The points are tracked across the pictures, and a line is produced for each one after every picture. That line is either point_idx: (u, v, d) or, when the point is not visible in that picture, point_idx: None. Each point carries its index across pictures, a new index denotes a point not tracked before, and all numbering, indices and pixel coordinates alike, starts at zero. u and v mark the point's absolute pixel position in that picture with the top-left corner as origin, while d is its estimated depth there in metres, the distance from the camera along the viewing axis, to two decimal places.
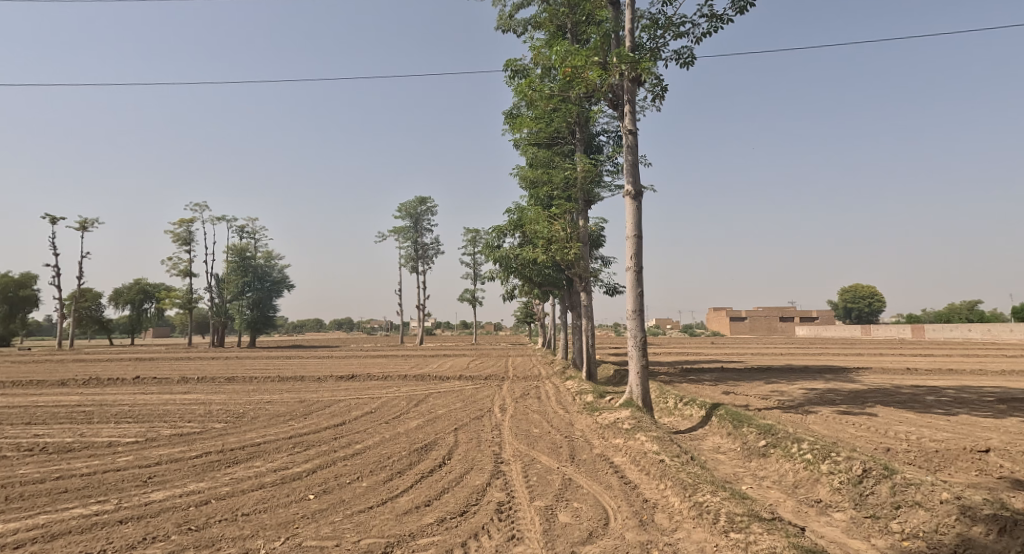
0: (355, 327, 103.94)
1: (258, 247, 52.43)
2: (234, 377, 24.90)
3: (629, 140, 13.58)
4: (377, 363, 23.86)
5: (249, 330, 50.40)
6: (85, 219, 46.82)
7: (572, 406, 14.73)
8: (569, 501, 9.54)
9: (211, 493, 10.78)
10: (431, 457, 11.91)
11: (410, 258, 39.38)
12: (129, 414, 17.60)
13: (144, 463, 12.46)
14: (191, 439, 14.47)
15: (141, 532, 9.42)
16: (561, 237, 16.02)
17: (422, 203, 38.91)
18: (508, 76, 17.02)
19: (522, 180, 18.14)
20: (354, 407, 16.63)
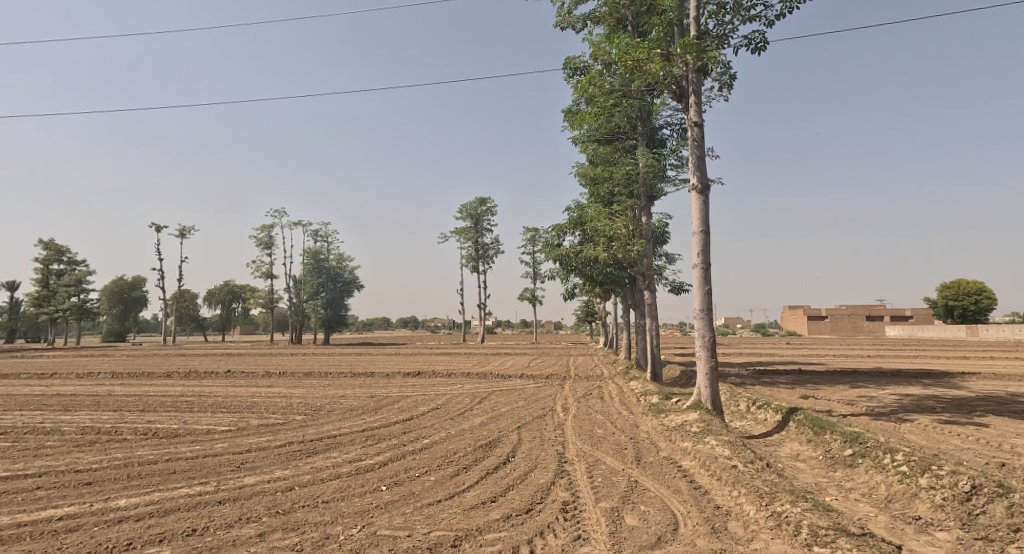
0: (420, 326, 105.64)
1: (330, 249, 53.98)
2: (312, 373, 25.80)
3: (695, 132, 13.22)
4: (446, 359, 24.19)
5: (323, 328, 52.07)
6: (182, 226, 50.55)
7: (636, 408, 14.47)
8: (636, 505, 9.37)
9: (294, 480, 11.20)
10: (495, 454, 11.94)
11: (472, 258, 39.73)
12: (222, 405, 18.55)
13: (237, 450, 13.10)
14: (275, 430, 15.04)
15: (237, 512, 9.87)
16: (623, 235, 15.77)
17: (484, 204, 39.16)
18: (567, 74, 16.89)
19: (581, 178, 17.97)
20: (422, 403, 16.88)
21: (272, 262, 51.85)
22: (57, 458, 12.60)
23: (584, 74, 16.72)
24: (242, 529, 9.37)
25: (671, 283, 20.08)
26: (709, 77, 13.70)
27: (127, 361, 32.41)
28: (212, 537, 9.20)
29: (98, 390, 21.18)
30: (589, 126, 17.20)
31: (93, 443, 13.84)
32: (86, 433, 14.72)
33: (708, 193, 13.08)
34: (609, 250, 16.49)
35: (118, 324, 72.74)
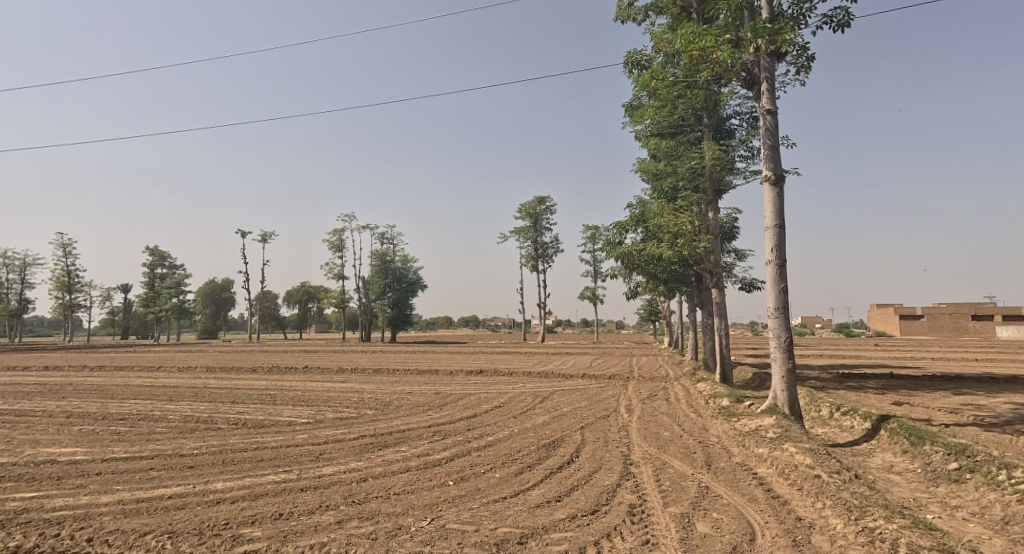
0: (482, 325, 106.50)
1: (395, 250, 55.10)
2: (381, 369, 26.52)
3: (767, 121, 12.77)
4: (508, 357, 24.28)
5: (390, 327, 53.30)
6: (264, 236, 56.30)
7: (705, 411, 14.06)
8: (708, 511, 9.10)
9: (368, 471, 11.67)
10: (558, 453, 11.84)
11: (531, 257, 39.77)
12: (300, 398, 19.29)
13: (316, 442, 13.76)
14: (348, 423, 15.49)
15: (317, 500, 10.41)
16: (688, 231, 15.40)
17: (542, 203, 39.11)
18: (627, 69, 16.62)
19: (643, 173, 17.66)
20: (485, 401, 16.98)
21: (343, 263, 53.69)
22: (163, 444, 13.76)
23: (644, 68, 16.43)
24: (323, 516, 9.83)
25: (740, 281, 19.42)
26: (783, 62, 13.13)
27: (217, 356, 34.41)
28: (295, 522, 9.68)
29: (193, 383, 22.52)
30: (651, 120, 16.89)
31: (190, 432, 14.80)
32: (184, 422, 15.74)
33: (781, 184, 12.60)
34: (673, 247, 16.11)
35: (210, 323, 77.39)
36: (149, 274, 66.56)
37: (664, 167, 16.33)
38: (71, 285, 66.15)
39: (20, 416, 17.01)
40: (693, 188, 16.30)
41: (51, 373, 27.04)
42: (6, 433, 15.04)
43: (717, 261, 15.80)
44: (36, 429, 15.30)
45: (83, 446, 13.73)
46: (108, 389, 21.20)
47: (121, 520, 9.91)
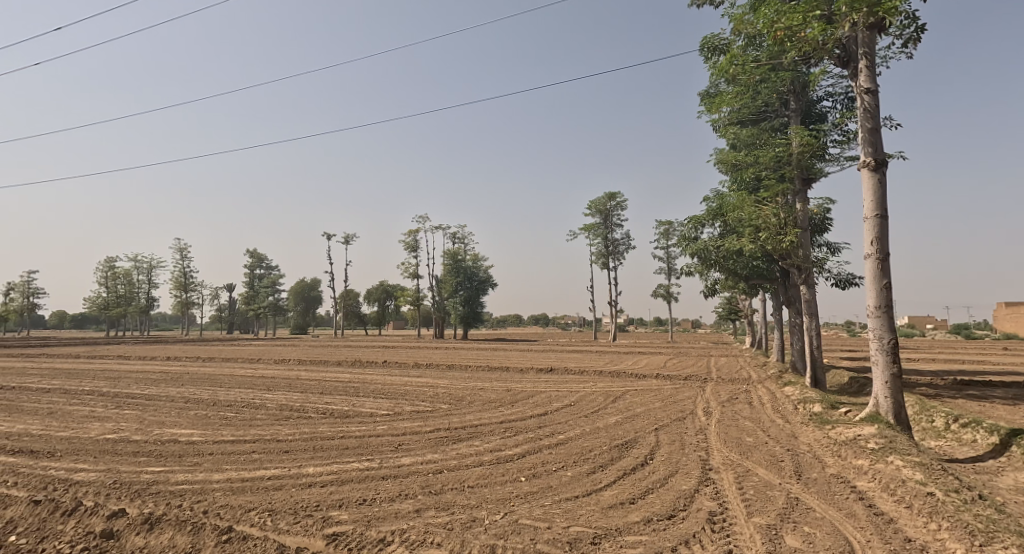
0: (554, 323, 106.13)
1: (466, 250, 55.63)
2: (454, 365, 26.86)
3: (866, 100, 12.02)
4: (578, 356, 24.00)
5: (462, 324, 53.97)
6: (346, 237, 60.00)
7: (794, 416, 13.39)
8: (798, 524, 8.62)
9: (443, 463, 11.81)
10: (632, 455, 11.52)
11: (600, 255, 39.24)
12: (379, 391, 19.79)
13: (396, 432, 14.08)
14: (424, 416, 15.68)
15: (397, 488, 10.66)
16: (772, 224, 14.65)
17: (612, 199, 38.46)
18: (704, 54, 16.06)
19: (722, 165, 17.04)
20: (555, 399, 16.80)
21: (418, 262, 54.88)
22: (264, 429, 14.53)
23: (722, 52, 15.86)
24: (402, 504, 10.05)
25: (832, 277, 18.39)
26: (885, 35, 12.26)
27: (307, 350, 35.99)
28: (377, 509, 9.94)
29: (287, 374, 23.56)
30: (731, 107, 16.29)
31: (284, 419, 15.48)
32: (280, 410, 16.48)
33: (881, 170, 11.82)
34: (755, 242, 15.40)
35: (302, 319, 81.10)
36: (249, 273, 70.56)
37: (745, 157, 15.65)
38: (188, 285, 70.78)
39: (145, 399, 18.42)
40: (778, 178, 15.50)
41: (165, 362, 29.07)
42: (136, 414, 16.29)
43: (805, 256, 14.93)
44: (158, 412, 16.47)
45: (201, 428, 14.73)
46: (215, 378, 22.54)
47: (230, 497, 10.55)
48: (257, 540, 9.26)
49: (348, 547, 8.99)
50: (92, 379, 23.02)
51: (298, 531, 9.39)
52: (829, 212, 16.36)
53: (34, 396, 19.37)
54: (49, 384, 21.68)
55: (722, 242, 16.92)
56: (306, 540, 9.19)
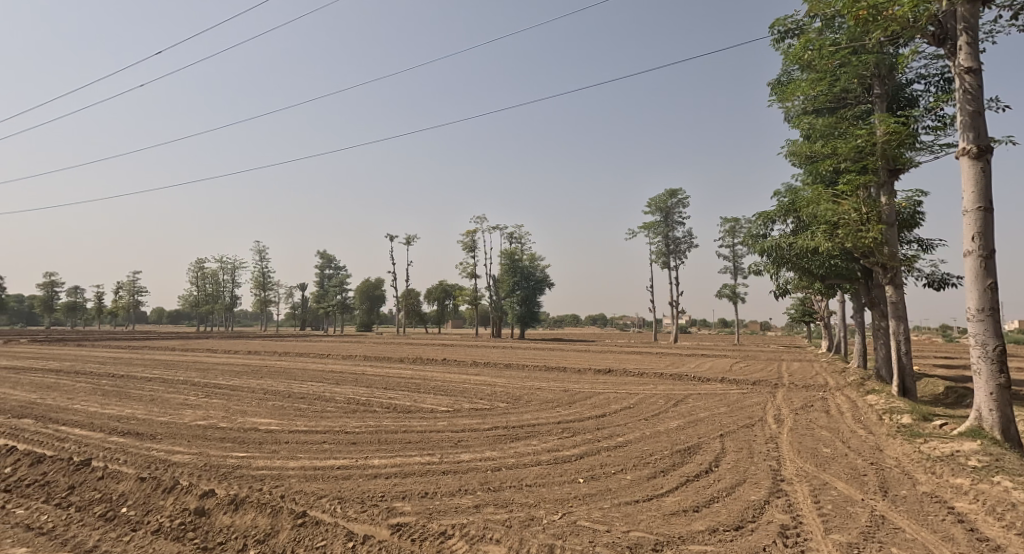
0: (612, 323, 104.91)
1: (523, 250, 55.61)
2: (512, 364, 26.79)
3: (966, 81, 11.22)
4: (637, 358, 23.48)
5: (519, 324, 53.99)
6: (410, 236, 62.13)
7: (878, 427, 12.62)
8: (884, 545, 8.10)
9: (502, 461, 11.71)
10: (695, 461, 11.13)
11: (661, 254, 38.42)
12: (439, 388, 19.91)
13: (456, 428, 14.08)
14: (482, 414, 15.63)
15: (457, 484, 10.68)
16: (852, 221, 13.84)
17: (673, 196, 37.55)
18: (776, 39, 15.40)
19: (796, 157, 16.29)
20: (614, 401, 16.46)
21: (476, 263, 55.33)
22: (333, 421, 14.82)
23: (797, 36, 15.13)
24: (462, 499, 10.06)
25: (921, 277, 17.29)
26: (988, 8, 11.40)
27: (374, 346, 36.81)
28: (439, 502, 9.97)
29: (354, 370, 24.05)
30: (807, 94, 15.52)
31: (352, 412, 15.74)
32: (347, 403, 16.80)
33: (985, 158, 10.97)
34: (833, 239, 14.63)
35: (368, 317, 83.09)
36: (319, 273, 72.87)
37: (822, 148, 14.89)
38: (267, 285, 73.67)
39: (229, 389, 19.20)
40: (860, 169, 14.63)
41: (242, 356, 30.26)
42: (222, 402, 16.98)
43: (891, 253, 14.02)
44: (240, 401, 17.10)
45: (280, 417, 15.18)
46: (289, 372, 23.27)
47: (305, 483, 10.83)
48: (328, 526, 9.43)
49: (411, 539, 9.02)
50: (184, 370, 24.27)
51: (365, 520, 9.52)
52: (920, 205, 15.32)
53: (133, 384, 20.53)
54: (144, 373, 22.93)
55: (795, 239, 16.20)
56: (372, 529, 9.30)
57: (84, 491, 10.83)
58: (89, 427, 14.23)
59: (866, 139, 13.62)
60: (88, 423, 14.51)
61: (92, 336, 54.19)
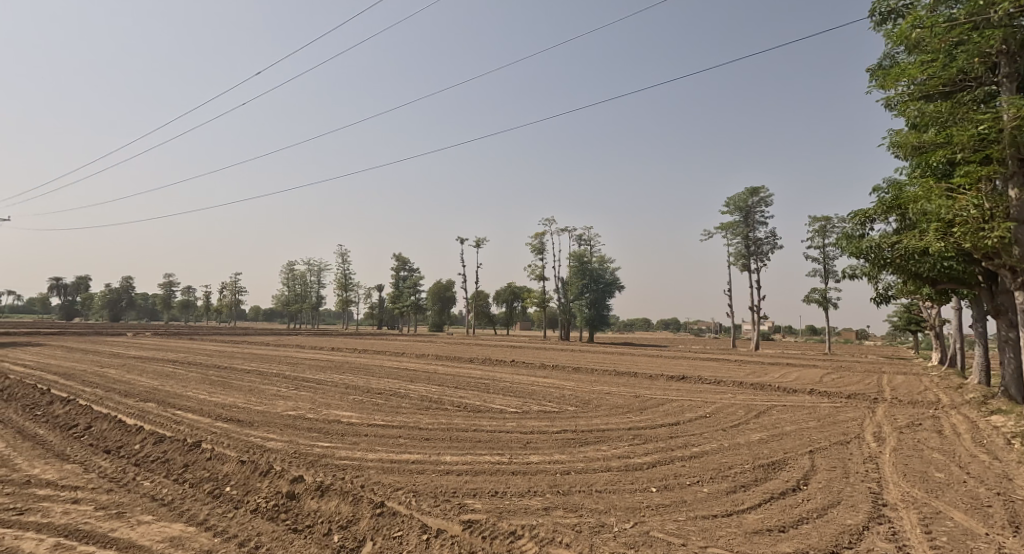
0: (685, 328, 102.03)
1: (592, 251, 54.90)
2: (580, 368, 26.27)
3: None
4: (714, 365, 22.47)
5: (588, 327, 53.18)
6: (477, 240, 65.03)
7: (1002, 452, 11.45)
8: None
9: (570, 465, 11.33)
10: (781, 477, 10.40)
11: (741, 255, 36.92)
12: (509, 389, 19.68)
13: (525, 430, 13.79)
14: (551, 417, 15.26)
15: (526, 485, 10.46)
16: (972, 219, 12.65)
17: (754, 194, 36.02)
18: (879, 22, 14.36)
19: (902, 149, 15.09)
20: (689, 409, 15.77)
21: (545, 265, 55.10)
22: (407, 417, 14.86)
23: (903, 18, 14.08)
24: (531, 500, 9.86)
25: None
26: None
27: (449, 346, 37.20)
28: (508, 502, 9.83)
29: (427, 368, 24.20)
30: (914, 80, 14.37)
31: (425, 409, 15.73)
32: (420, 400, 16.83)
33: None
34: (949, 239, 13.43)
35: (439, 318, 84.43)
36: (394, 275, 74.63)
37: (934, 137, 13.71)
38: (348, 285, 76.04)
39: (315, 383, 19.68)
40: (981, 160, 13.35)
41: (328, 352, 31.19)
42: (310, 395, 17.40)
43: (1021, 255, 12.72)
44: (326, 394, 17.48)
45: (360, 411, 15.35)
46: (369, 368, 23.72)
47: (383, 475, 10.88)
48: (404, 517, 9.42)
49: (481, 536, 8.97)
50: (276, 363, 25.20)
51: (437, 514, 9.48)
52: None
53: (236, 374, 21.48)
54: (244, 365, 23.97)
55: (899, 239, 14.86)
56: (444, 523, 9.25)
57: (194, 470, 11.20)
58: (200, 412, 14.89)
59: (990, 124, 12.43)
60: (199, 409, 15.21)
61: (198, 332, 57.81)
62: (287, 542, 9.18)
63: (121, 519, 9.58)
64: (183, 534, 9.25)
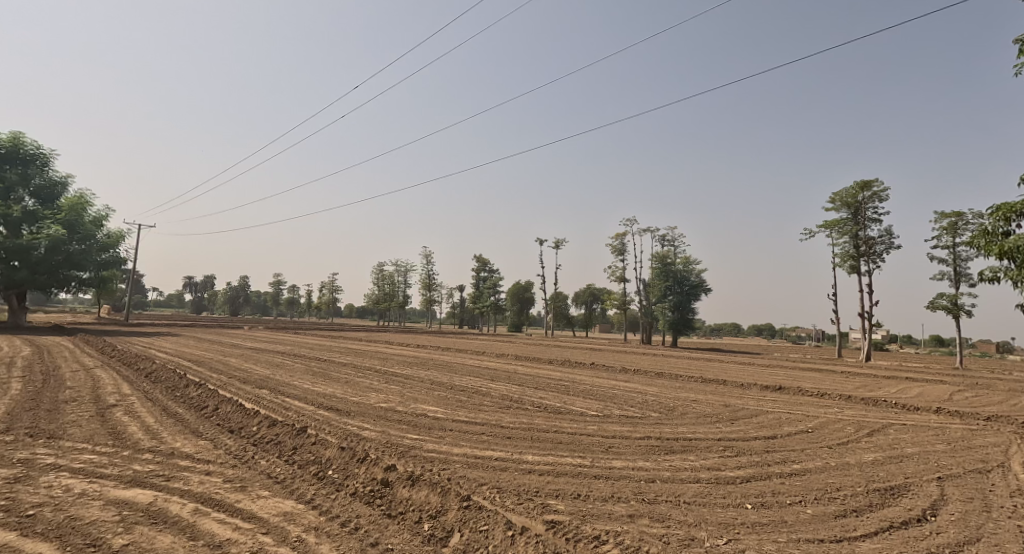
0: (777, 336, 97.16)
1: (676, 253, 53.18)
2: (664, 373, 25.24)
3: None
4: (813, 376, 20.90)
5: (671, 330, 51.45)
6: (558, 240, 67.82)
7: None
8: None
9: (656, 473, 10.65)
10: (901, 504, 9.34)
11: (848, 255, 34.57)
12: (593, 392, 19.04)
13: (608, 434, 13.16)
14: (633, 423, 14.54)
15: (609, 490, 9.89)
16: None
17: (864, 189, 33.63)
18: None
19: None
20: (787, 422, 14.62)
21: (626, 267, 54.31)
22: (489, 414, 14.53)
23: None
24: (616, 506, 9.34)
25: None
26: None
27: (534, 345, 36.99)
28: (590, 505, 9.36)
29: (508, 368, 23.93)
30: None
31: (507, 409, 15.40)
32: (500, 399, 16.46)
33: None
34: None
35: (518, 318, 84.86)
36: (475, 275, 75.32)
37: None
38: (432, 285, 77.61)
39: (404, 378, 19.79)
40: None
41: (416, 349, 31.62)
42: (399, 389, 17.45)
43: None
44: (412, 389, 17.45)
45: (444, 407, 15.17)
46: (453, 365, 23.75)
47: (468, 470, 10.62)
48: (490, 512, 9.08)
49: (565, 538, 8.51)
50: (368, 357, 25.75)
51: (521, 512, 9.13)
52: None
53: (332, 366, 21.93)
54: (339, 358, 24.64)
55: None
56: (527, 522, 8.86)
57: (301, 452, 11.30)
58: (305, 400, 15.21)
59: None
60: (303, 397, 15.56)
61: (303, 327, 60.02)
62: (383, 526, 8.99)
63: (242, 492, 9.71)
64: (294, 510, 9.24)
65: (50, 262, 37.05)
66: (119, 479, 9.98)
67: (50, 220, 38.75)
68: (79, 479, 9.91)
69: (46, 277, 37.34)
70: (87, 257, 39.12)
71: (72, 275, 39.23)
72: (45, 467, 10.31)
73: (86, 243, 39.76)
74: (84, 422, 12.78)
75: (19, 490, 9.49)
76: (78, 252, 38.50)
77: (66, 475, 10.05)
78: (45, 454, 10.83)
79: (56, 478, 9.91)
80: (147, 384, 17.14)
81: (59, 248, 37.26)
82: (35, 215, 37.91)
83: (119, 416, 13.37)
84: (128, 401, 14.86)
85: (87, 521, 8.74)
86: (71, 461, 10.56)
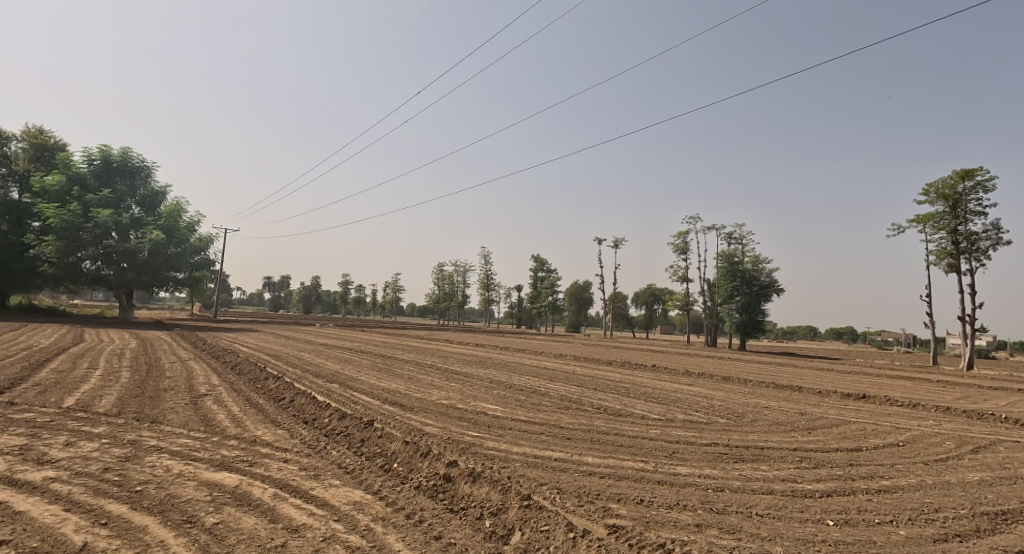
0: (855, 341, 92.31)
1: (744, 251, 50.96)
2: (732, 377, 24.08)
3: None
4: (900, 385, 19.41)
5: (739, 333, 49.60)
6: (618, 240, 66.51)
7: None
8: None
9: (725, 482, 9.91)
10: (1017, 532, 8.35)
11: (944, 252, 32.29)
12: (658, 395, 18.25)
13: (672, 439, 12.44)
14: (699, 428, 13.75)
15: (675, 497, 9.25)
16: None
17: (963, 179, 31.28)
18: None
19: None
20: (874, 433, 13.51)
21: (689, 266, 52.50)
22: (549, 415, 14.05)
23: None
24: (682, 514, 8.69)
25: None
26: None
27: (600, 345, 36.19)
28: (656, 511, 8.75)
29: (568, 369, 23.34)
30: None
31: (566, 409, 14.87)
32: (560, 399, 15.96)
33: None
34: None
35: (576, 318, 84.29)
36: (534, 275, 74.88)
37: None
38: (491, 285, 77.82)
39: (466, 376, 19.52)
40: None
41: (478, 348, 31.49)
42: (460, 387, 17.17)
43: None
44: (473, 387, 17.16)
45: (504, 406, 14.79)
46: (514, 365, 23.34)
47: (529, 469, 10.18)
48: (551, 513, 8.59)
49: (628, 543, 7.97)
50: (430, 355, 25.69)
51: (582, 514, 8.63)
52: None
53: (398, 363, 21.94)
54: (403, 356, 24.66)
55: None
56: (590, 524, 8.35)
57: (368, 445, 11.12)
58: (372, 395, 15.13)
59: None
60: (371, 392, 15.48)
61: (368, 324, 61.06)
62: (445, 520, 8.66)
63: (315, 481, 9.58)
64: (363, 500, 9.03)
65: (152, 264, 38.81)
66: (210, 462, 10.03)
67: (152, 225, 40.56)
68: (177, 461, 10.01)
69: (149, 277, 39.10)
70: (183, 258, 40.91)
71: (169, 275, 41.07)
72: (149, 448, 10.48)
73: (182, 246, 41.61)
74: (180, 409, 13.06)
75: (128, 468, 9.64)
76: (176, 256, 40.19)
77: (167, 456, 10.18)
78: (149, 437, 11.05)
79: (158, 458, 10.03)
80: (231, 375, 17.54)
81: (159, 252, 38.98)
82: (142, 222, 39.70)
83: (210, 405, 13.60)
84: (218, 391, 15.16)
85: (184, 499, 8.76)
86: (170, 444, 10.71)
